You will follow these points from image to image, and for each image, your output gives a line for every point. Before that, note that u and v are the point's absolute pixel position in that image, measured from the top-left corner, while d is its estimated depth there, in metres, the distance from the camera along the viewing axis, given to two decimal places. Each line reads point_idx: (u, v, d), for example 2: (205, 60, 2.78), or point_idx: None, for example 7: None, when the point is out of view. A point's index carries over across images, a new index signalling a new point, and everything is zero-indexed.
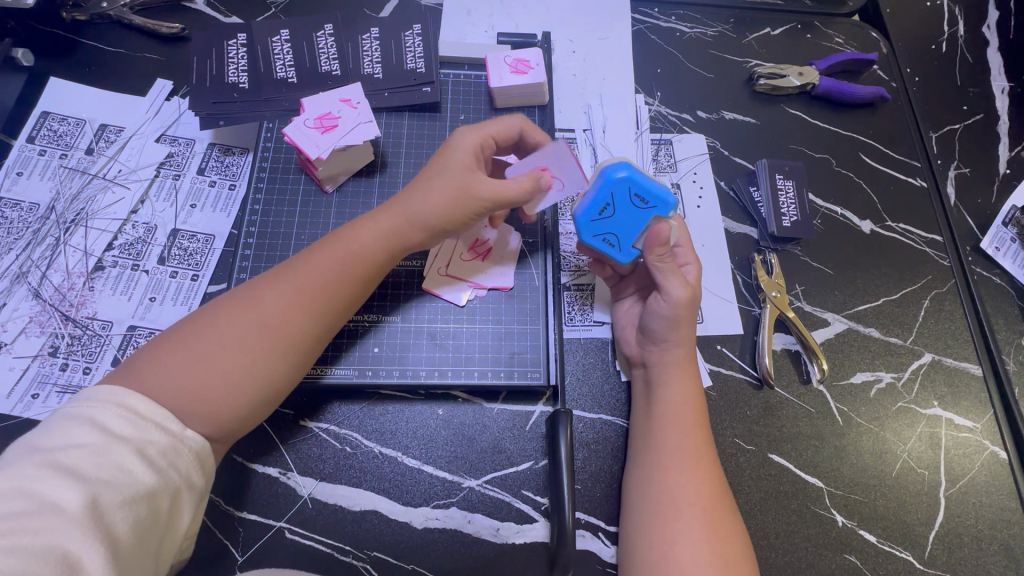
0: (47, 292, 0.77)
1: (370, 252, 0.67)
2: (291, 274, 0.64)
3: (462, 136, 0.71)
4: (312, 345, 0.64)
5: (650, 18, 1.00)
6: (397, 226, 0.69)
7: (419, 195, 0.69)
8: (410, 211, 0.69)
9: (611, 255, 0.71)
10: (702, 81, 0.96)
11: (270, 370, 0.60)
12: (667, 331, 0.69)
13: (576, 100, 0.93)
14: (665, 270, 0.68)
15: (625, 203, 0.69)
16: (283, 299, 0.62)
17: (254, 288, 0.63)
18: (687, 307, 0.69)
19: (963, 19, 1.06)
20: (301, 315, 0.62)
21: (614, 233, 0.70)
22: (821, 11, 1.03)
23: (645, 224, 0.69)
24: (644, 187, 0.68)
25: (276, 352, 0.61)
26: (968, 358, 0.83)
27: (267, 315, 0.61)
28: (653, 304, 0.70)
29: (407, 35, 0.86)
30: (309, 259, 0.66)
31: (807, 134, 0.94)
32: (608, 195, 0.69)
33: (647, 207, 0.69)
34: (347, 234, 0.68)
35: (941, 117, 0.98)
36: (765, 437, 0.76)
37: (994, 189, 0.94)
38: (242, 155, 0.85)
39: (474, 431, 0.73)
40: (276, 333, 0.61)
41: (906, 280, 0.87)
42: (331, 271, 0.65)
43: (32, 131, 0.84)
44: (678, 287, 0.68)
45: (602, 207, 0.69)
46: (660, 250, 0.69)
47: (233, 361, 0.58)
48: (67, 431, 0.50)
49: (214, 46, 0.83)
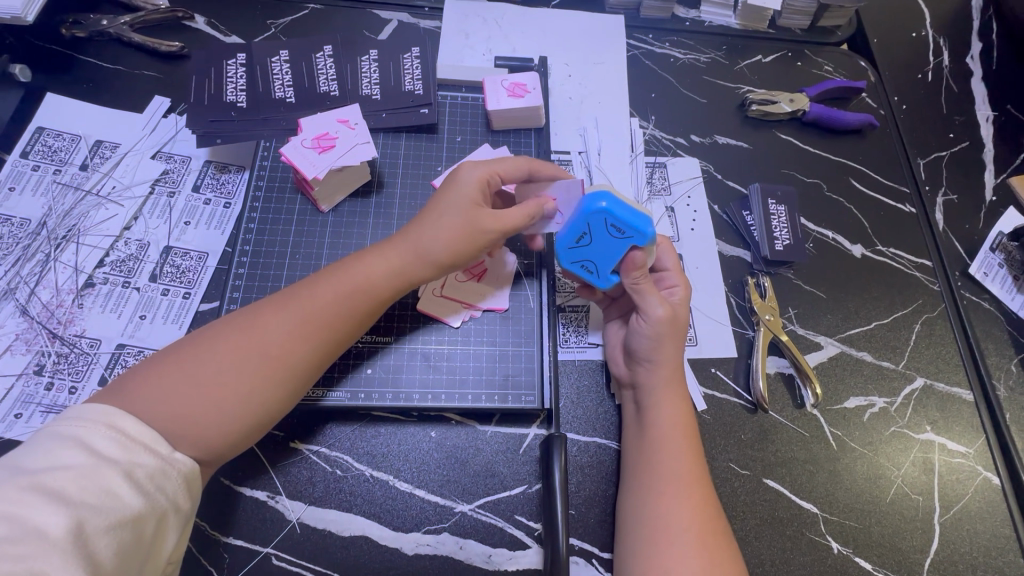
0: (34, 309, 0.75)
1: (376, 288, 0.67)
2: (294, 300, 0.64)
3: (470, 172, 0.70)
4: (310, 374, 0.63)
5: (645, 44, 1.02)
6: (405, 261, 0.68)
7: (427, 230, 0.68)
8: (418, 244, 0.68)
9: (590, 280, 0.72)
10: (696, 106, 0.98)
11: (267, 397, 0.60)
12: (650, 349, 0.70)
13: (572, 123, 0.94)
14: (642, 290, 0.69)
15: (601, 233, 0.68)
16: (286, 327, 0.62)
17: (257, 312, 0.63)
18: (668, 323, 0.69)
19: (948, 49, 1.10)
20: (302, 344, 0.62)
21: (592, 260, 0.70)
22: (811, 40, 1.06)
23: (621, 253, 0.68)
24: (620, 218, 0.66)
25: (274, 381, 0.60)
26: (959, 383, 0.84)
27: (267, 343, 0.60)
28: (635, 324, 0.71)
29: (405, 57, 0.87)
30: (313, 287, 0.65)
31: (798, 159, 0.96)
32: (585, 225, 0.68)
33: (622, 237, 0.68)
34: (352, 265, 0.68)
35: (928, 144, 1.01)
36: (760, 462, 0.76)
37: (981, 214, 0.96)
38: (238, 173, 0.85)
39: (467, 454, 0.72)
40: (274, 363, 0.60)
41: (898, 305, 0.88)
42: (335, 299, 0.65)
43: (26, 146, 0.83)
44: (658, 305, 0.69)
45: (579, 236, 0.69)
46: (638, 272, 0.69)
47: (230, 386, 0.58)
48: (53, 453, 0.48)
49: (214, 65, 0.84)
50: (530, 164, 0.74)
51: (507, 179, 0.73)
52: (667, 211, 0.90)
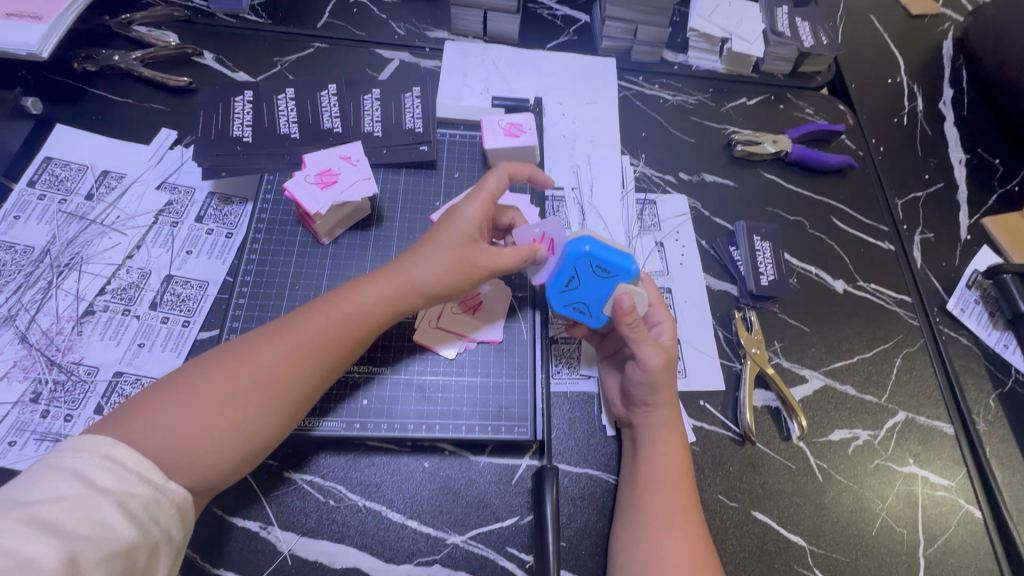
0: (34, 336, 0.76)
1: (371, 314, 0.69)
2: (288, 329, 0.65)
3: (467, 207, 0.72)
4: (303, 403, 0.64)
5: (636, 86, 1.07)
6: (400, 291, 0.70)
7: (422, 260, 0.71)
8: (411, 274, 0.70)
9: (585, 321, 0.75)
10: (684, 146, 1.02)
11: (260, 425, 0.61)
12: (647, 395, 0.71)
13: (566, 161, 0.97)
14: (638, 337, 0.70)
15: (589, 274, 0.72)
16: (279, 355, 0.63)
17: (252, 341, 0.64)
18: (663, 371, 0.71)
19: (921, 95, 1.16)
20: (295, 373, 0.63)
21: (584, 302, 0.73)
22: (792, 85, 1.11)
23: (609, 293, 0.72)
24: (604, 258, 0.71)
25: (266, 409, 0.61)
26: (940, 417, 0.86)
27: (263, 371, 0.62)
28: (631, 370, 0.73)
29: (406, 96, 0.91)
30: (309, 316, 0.67)
31: (781, 198, 1.00)
32: (573, 269, 0.72)
33: (609, 276, 0.71)
34: (349, 293, 0.70)
35: (905, 185, 1.05)
36: (748, 494, 0.77)
37: (957, 252, 1.00)
38: (241, 205, 0.87)
39: (459, 485, 0.73)
40: (270, 390, 0.61)
41: (879, 339, 0.91)
42: (328, 328, 0.66)
43: (33, 176, 0.85)
44: (653, 354, 0.70)
45: (568, 279, 0.72)
46: (631, 317, 0.70)
47: (224, 415, 0.59)
48: (48, 484, 0.49)
49: (222, 101, 0.87)
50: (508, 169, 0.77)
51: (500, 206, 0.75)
52: (657, 245, 0.93)
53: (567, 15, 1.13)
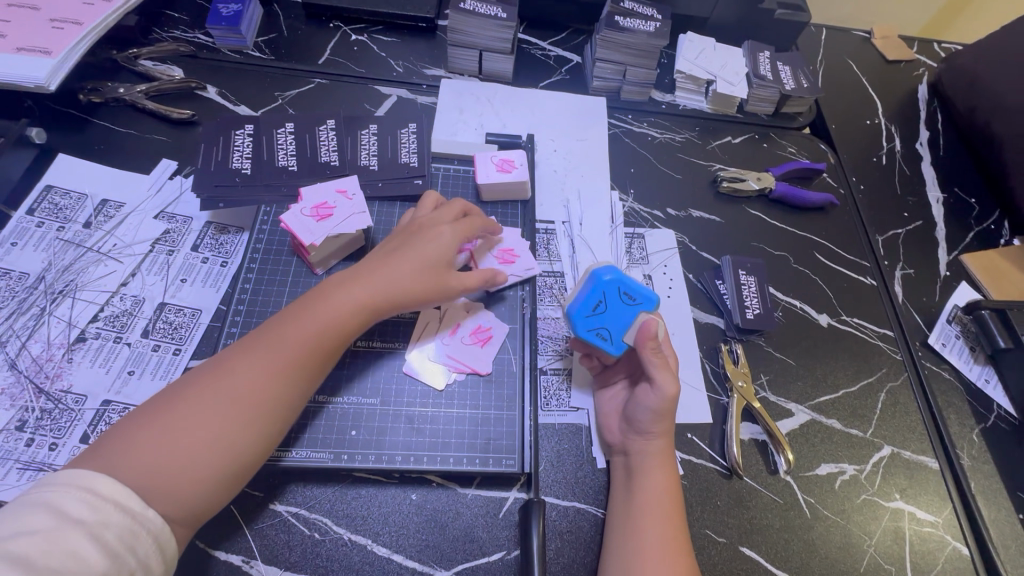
0: (23, 363, 0.76)
1: (349, 326, 0.70)
2: (265, 345, 0.66)
3: (444, 232, 0.77)
4: (282, 417, 0.65)
5: (625, 124, 1.11)
6: (375, 304, 0.71)
7: (397, 277, 0.72)
8: (386, 290, 0.72)
9: (604, 348, 0.76)
10: (672, 181, 1.06)
11: (239, 441, 0.61)
12: (650, 422, 0.73)
13: (556, 195, 1.00)
14: (656, 364, 0.73)
15: (615, 301, 0.76)
16: (257, 371, 0.64)
17: (229, 357, 0.65)
18: (673, 402, 0.73)
19: (899, 136, 1.21)
20: (272, 387, 0.64)
21: (607, 328, 0.75)
22: (775, 124, 1.16)
23: (634, 320, 0.75)
24: (631, 287, 0.76)
25: (245, 425, 0.61)
26: (924, 451, 0.87)
27: (242, 386, 0.62)
28: (642, 395, 0.74)
29: (402, 132, 0.94)
30: (285, 328, 0.67)
31: (765, 234, 1.03)
32: (600, 295, 0.76)
33: (633, 305, 0.76)
34: (323, 303, 0.70)
35: (885, 222, 1.09)
36: (735, 529, 0.77)
37: (937, 288, 1.03)
38: (237, 234, 0.89)
39: (446, 518, 0.73)
40: (249, 404, 0.62)
41: (863, 373, 0.92)
42: (305, 343, 0.67)
43: (32, 204, 0.87)
44: (669, 383, 0.73)
45: (595, 304, 0.76)
46: (653, 343, 0.74)
47: (203, 434, 0.59)
48: (23, 517, 0.48)
49: (223, 135, 0.90)
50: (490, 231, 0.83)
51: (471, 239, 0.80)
52: (645, 279, 0.95)
53: (559, 56, 1.18)
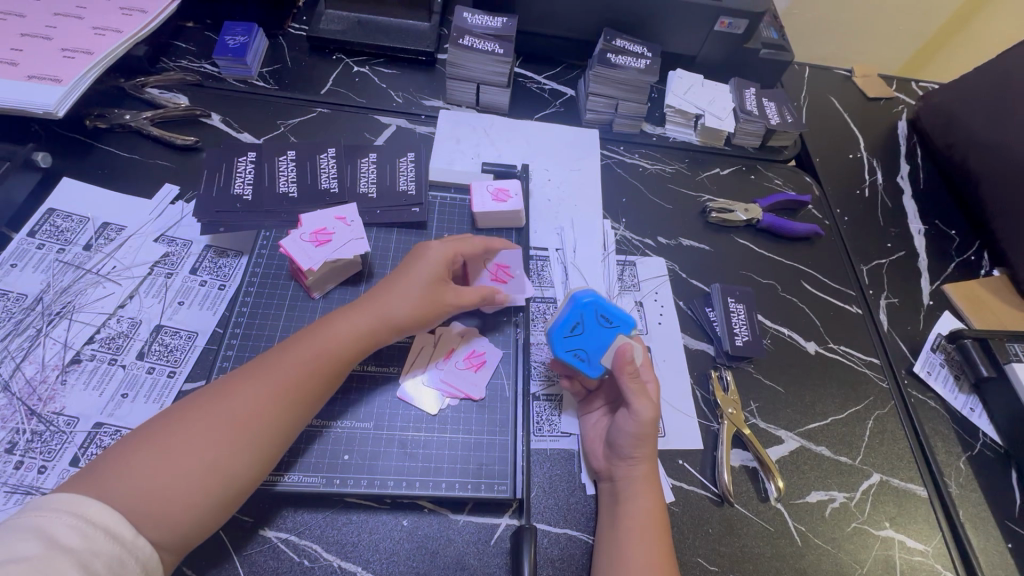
0: (16, 385, 0.76)
1: (346, 351, 0.72)
2: (269, 370, 0.67)
3: (434, 249, 0.80)
4: (280, 442, 0.65)
5: (617, 154, 1.15)
6: (372, 326, 0.74)
7: (395, 298, 0.76)
8: (385, 311, 0.75)
9: (581, 370, 0.78)
10: (662, 211, 1.09)
11: (232, 466, 0.61)
12: (632, 447, 0.74)
13: (550, 223, 1.03)
14: (634, 389, 0.74)
15: (593, 322, 0.79)
16: (257, 394, 0.65)
17: (230, 382, 0.66)
18: (651, 426, 0.74)
19: (880, 170, 1.25)
20: (273, 411, 0.65)
21: (584, 349, 0.78)
22: (762, 157, 1.20)
23: (611, 342, 0.78)
24: (609, 309, 0.80)
25: (240, 450, 0.62)
26: (912, 480, 0.88)
27: (240, 411, 0.63)
28: (622, 420, 0.75)
29: (401, 161, 0.97)
30: (286, 355, 0.69)
31: (753, 262, 1.06)
32: (579, 316, 0.79)
33: (611, 327, 0.79)
34: (324, 329, 0.72)
35: (869, 252, 1.12)
36: (727, 558, 0.77)
37: (921, 317, 1.05)
38: (236, 258, 0.91)
39: (438, 545, 0.72)
40: (245, 429, 0.63)
41: (850, 401, 0.94)
42: (307, 369, 0.68)
43: (34, 226, 0.88)
44: (646, 407, 0.74)
45: (574, 325, 0.79)
46: (630, 367, 0.76)
47: (198, 457, 0.59)
48: (11, 543, 0.47)
49: (226, 162, 0.92)
50: (486, 244, 0.84)
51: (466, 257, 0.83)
52: (637, 305, 0.97)
53: (554, 90, 1.23)
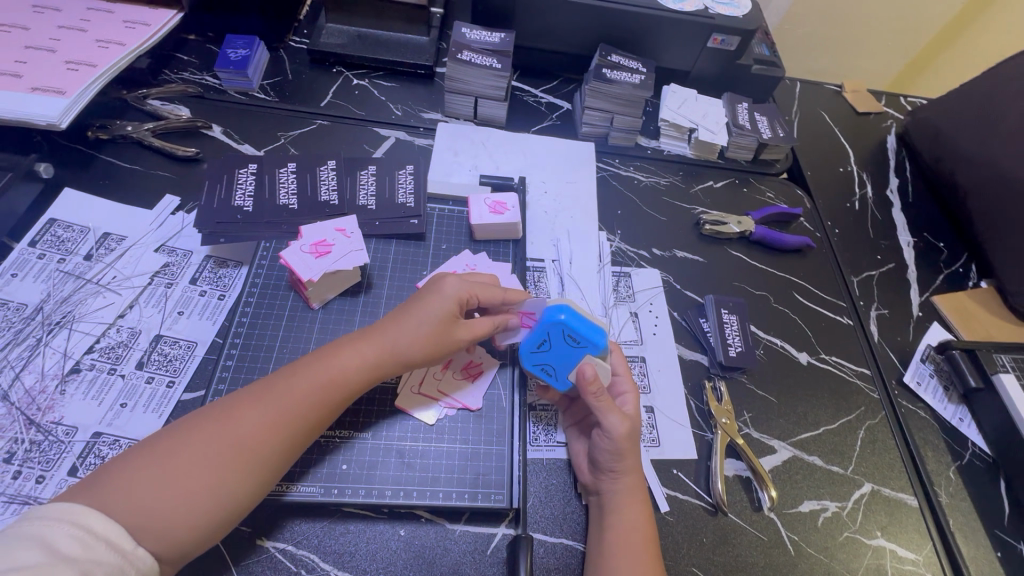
0: (15, 395, 0.76)
1: (352, 383, 0.72)
2: (272, 394, 0.68)
3: (451, 285, 0.78)
4: (280, 464, 0.66)
5: (612, 167, 1.17)
6: (379, 360, 0.74)
7: (405, 332, 0.75)
8: (395, 346, 0.75)
9: (550, 382, 0.81)
10: (656, 223, 1.10)
11: (232, 491, 0.61)
12: (612, 461, 0.74)
13: (546, 235, 1.04)
14: (602, 407, 0.74)
15: (561, 341, 0.78)
16: (261, 421, 0.65)
17: (235, 405, 0.66)
18: (627, 440, 0.74)
19: (870, 183, 1.28)
20: (276, 440, 0.65)
21: (551, 364, 0.80)
22: (754, 171, 1.22)
23: (577, 361, 0.78)
24: (577, 330, 0.77)
25: (240, 476, 0.62)
26: (903, 489, 0.89)
27: (244, 436, 0.64)
28: (597, 437, 0.76)
29: (400, 173, 0.99)
30: (293, 382, 0.69)
31: (747, 274, 1.07)
32: (546, 333, 0.78)
33: (580, 346, 0.77)
34: (333, 359, 0.72)
35: (859, 263, 1.14)
36: (721, 567, 0.78)
37: (911, 328, 1.07)
38: (235, 268, 0.92)
39: (434, 554, 0.73)
40: (248, 456, 0.63)
41: (842, 411, 0.95)
42: (312, 395, 0.69)
43: (35, 236, 0.89)
44: (617, 422, 0.74)
45: (541, 342, 0.79)
46: (594, 387, 0.75)
47: (200, 479, 0.60)
48: (13, 552, 0.47)
49: (227, 173, 0.93)
50: (506, 292, 0.82)
51: (484, 298, 0.81)
52: (632, 316, 0.98)
53: (550, 103, 1.25)
